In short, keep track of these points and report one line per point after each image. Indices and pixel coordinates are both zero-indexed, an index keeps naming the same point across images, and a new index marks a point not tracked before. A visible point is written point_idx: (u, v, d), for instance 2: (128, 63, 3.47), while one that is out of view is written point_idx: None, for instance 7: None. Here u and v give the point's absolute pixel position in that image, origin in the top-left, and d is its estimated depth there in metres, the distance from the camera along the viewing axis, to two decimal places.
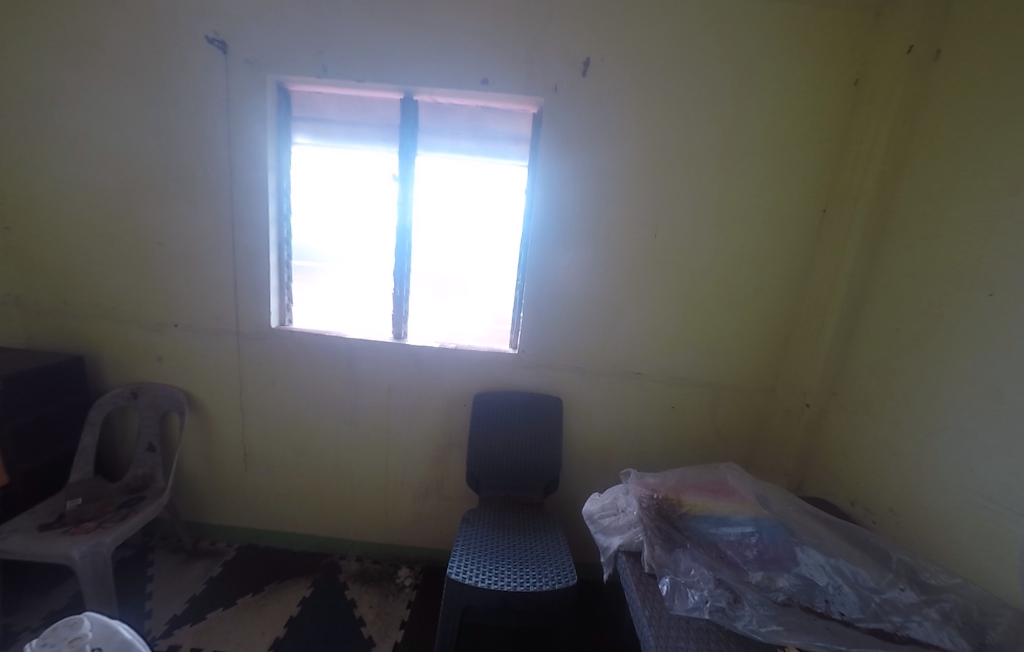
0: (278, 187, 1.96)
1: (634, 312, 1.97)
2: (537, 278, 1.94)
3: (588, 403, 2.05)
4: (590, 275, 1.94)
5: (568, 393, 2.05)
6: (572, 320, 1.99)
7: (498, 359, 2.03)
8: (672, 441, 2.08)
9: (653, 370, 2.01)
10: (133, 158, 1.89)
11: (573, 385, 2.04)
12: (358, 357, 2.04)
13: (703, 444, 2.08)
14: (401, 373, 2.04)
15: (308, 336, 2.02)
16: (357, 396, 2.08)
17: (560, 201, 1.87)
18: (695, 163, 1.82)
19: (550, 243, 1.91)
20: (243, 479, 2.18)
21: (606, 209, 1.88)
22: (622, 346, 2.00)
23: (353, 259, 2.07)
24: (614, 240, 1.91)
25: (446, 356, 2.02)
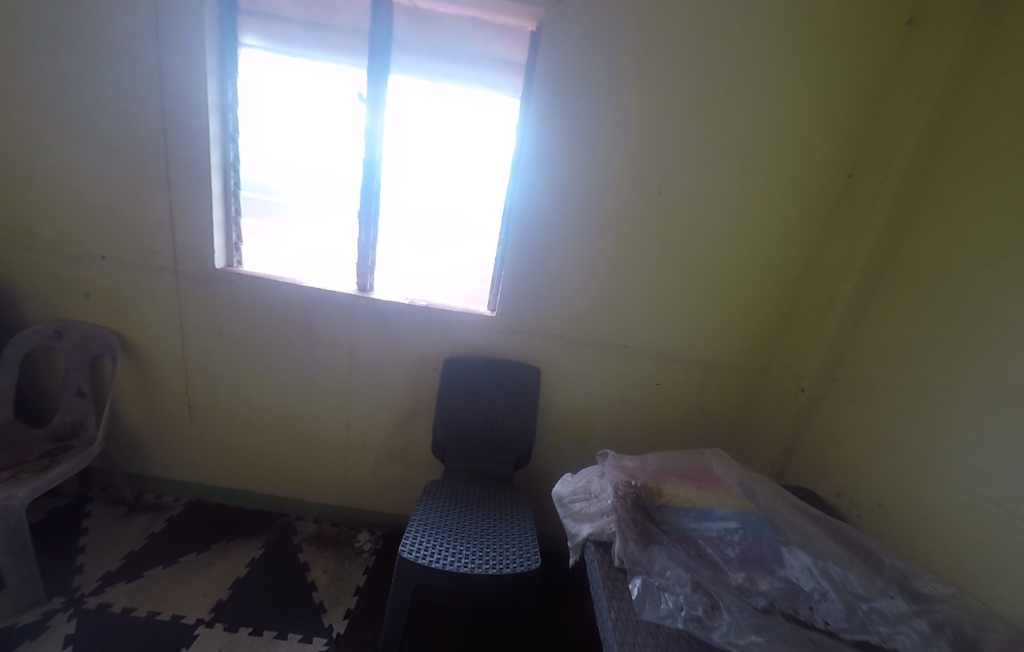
0: (221, 99, 1.63)
1: (628, 280, 1.77)
2: (523, 234, 1.71)
3: (569, 375, 1.89)
4: (583, 233, 1.71)
5: (549, 363, 1.88)
6: (559, 283, 1.78)
7: (474, 321, 1.83)
8: (654, 420, 1.95)
9: (642, 344, 1.84)
10: (35, 42, 1.52)
11: (555, 355, 1.86)
12: (317, 309, 1.81)
13: (686, 425, 1.96)
14: (366, 330, 1.83)
15: (260, 281, 1.77)
16: (315, 352, 1.87)
17: (556, 142, 1.60)
18: (717, 108, 1.56)
19: (541, 192, 1.66)
20: (189, 433, 2.00)
21: (609, 156, 1.62)
22: (611, 316, 1.81)
23: (314, 194, 1.79)
24: (614, 195, 1.67)
25: (416, 313, 1.81)
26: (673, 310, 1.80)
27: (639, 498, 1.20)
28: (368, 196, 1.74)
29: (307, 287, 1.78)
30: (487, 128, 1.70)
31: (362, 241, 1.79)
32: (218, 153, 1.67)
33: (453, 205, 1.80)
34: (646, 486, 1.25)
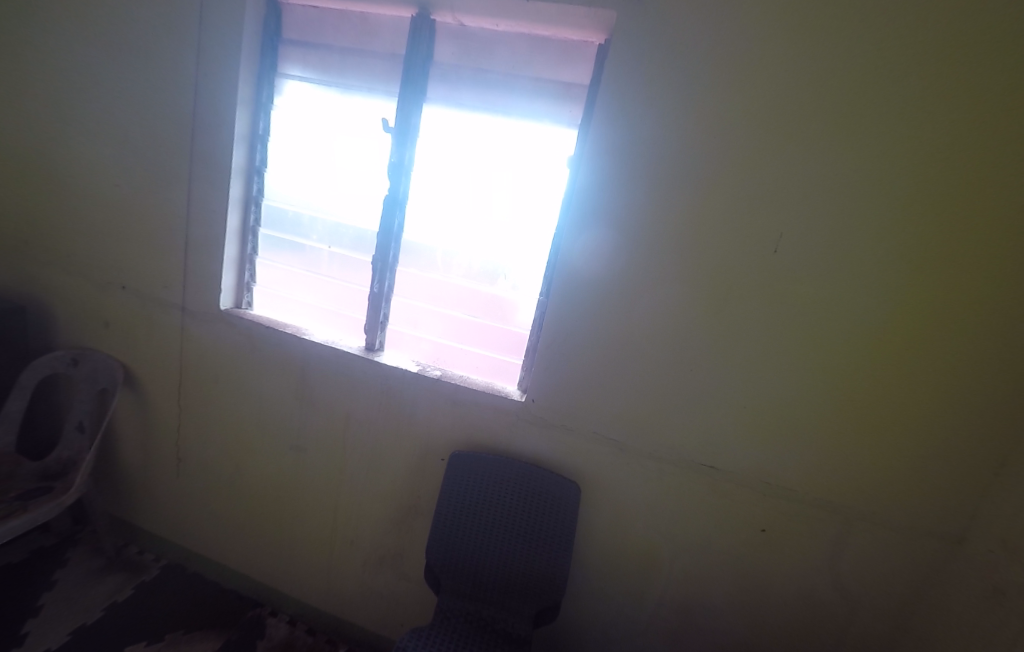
0: (251, 131, 1.51)
1: (718, 368, 1.23)
2: (570, 293, 1.30)
3: (622, 492, 1.34)
4: (653, 298, 1.24)
5: (595, 472, 1.34)
6: (614, 363, 1.30)
7: (497, 402, 1.40)
8: (750, 578, 1.30)
9: (736, 464, 1.25)
10: (97, 74, 1.53)
11: (604, 462, 1.34)
12: (315, 365, 1.51)
13: (806, 598, 1.28)
14: (367, 398, 1.50)
15: (259, 329, 1.53)
16: (308, 417, 1.55)
17: (623, 177, 1.19)
18: (889, 128, 1.01)
19: (598, 241, 1.24)
20: (176, 488, 1.77)
21: (699, 197, 1.16)
22: (690, 416, 1.26)
23: (331, 234, 1.55)
24: (703, 249, 1.18)
25: (424, 385, 1.44)
26: (786, 420, 1.21)
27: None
28: (385, 239, 1.47)
29: (307, 340, 1.50)
30: (535, 161, 1.35)
31: (375, 290, 1.51)
32: (241, 186, 1.53)
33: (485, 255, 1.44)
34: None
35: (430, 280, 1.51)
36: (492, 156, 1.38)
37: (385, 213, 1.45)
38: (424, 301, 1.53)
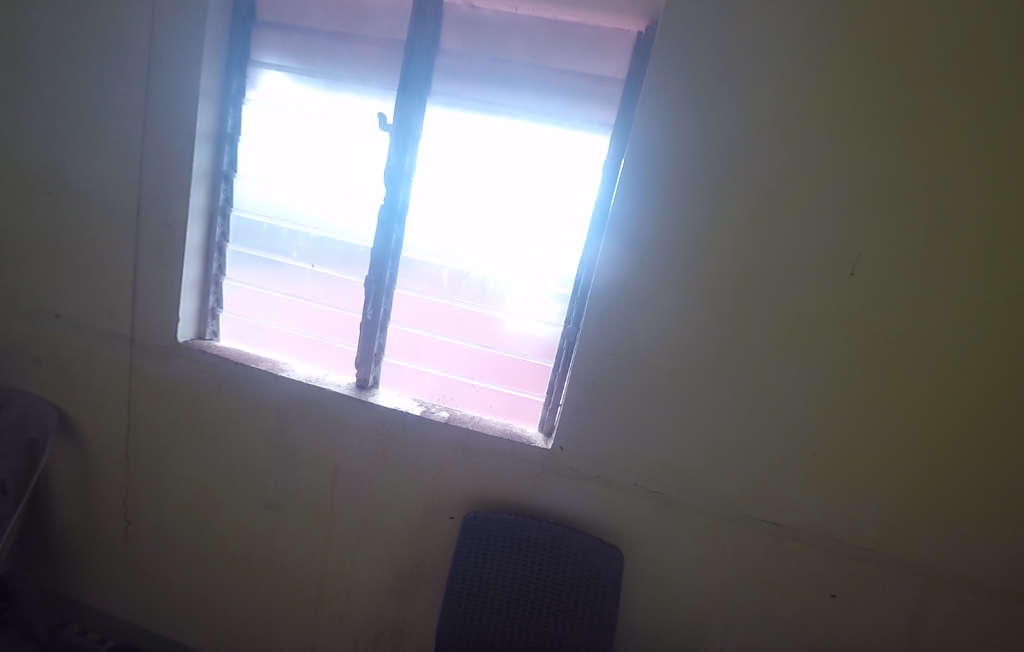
0: (218, 129, 1.27)
1: (778, 409, 1.06)
2: (604, 322, 1.10)
3: (664, 552, 1.15)
4: (703, 329, 1.06)
5: (634, 530, 1.16)
6: (656, 404, 1.11)
7: (516, 449, 1.19)
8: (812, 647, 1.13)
9: (798, 518, 1.08)
10: (25, 58, 1.26)
11: (644, 518, 1.15)
12: (296, 409, 1.26)
13: None
14: (360, 446, 1.26)
15: (227, 366, 1.27)
16: (287, 470, 1.30)
17: (670, 188, 1.01)
18: (988, 132, 0.86)
19: (639, 263, 1.06)
20: (123, 556, 1.46)
21: (759, 212, 0.98)
22: (745, 464, 1.09)
23: (315, 250, 1.32)
24: (764, 273, 1.01)
25: (428, 431, 1.22)
26: (857, 469, 1.04)
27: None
28: (381, 258, 1.25)
29: (286, 379, 1.25)
30: (561, 171, 1.17)
31: (367, 318, 1.29)
32: (205, 195, 1.28)
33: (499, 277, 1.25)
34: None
35: (432, 306, 1.31)
36: (511, 163, 1.19)
37: (380, 228, 1.23)
38: (425, 331, 1.32)
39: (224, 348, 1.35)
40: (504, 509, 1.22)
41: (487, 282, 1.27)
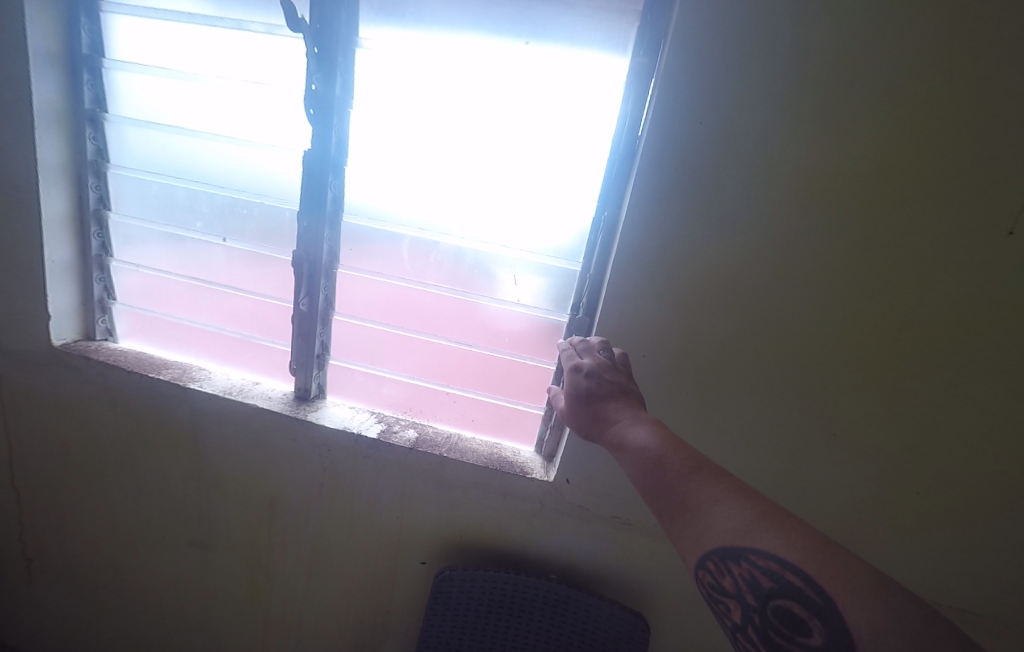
0: (68, 48, 0.89)
1: (875, 430, 0.76)
2: (633, 315, 0.78)
3: (694, 603, 0.91)
4: (777, 321, 0.74)
5: (657, 577, 0.91)
6: (699, 425, 0.81)
7: (505, 482, 0.90)
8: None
9: (875, 566, 0.83)
10: None
11: (670, 564, 0.89)
12: (215, 431, 0.97)
13: None
14: (302, 477, 0.97)
15: (120, 378, 0.96)
16: (213, 505, 1.02)
17: (727, 113, 0.67)
18: None
19: (681, 230, 0.72)
20: (24, 608, 1.19)
21: (871, 145, 0.65)
22: (815, 501, 0.81)
23: (226, 219, 0.98)
24: (871, 238, 0.68)
25: (388, 460, 0.92)
26: (977, 513, 0.76)
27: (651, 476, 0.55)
28: (312, 228, 0.90)
29: (197, 392, 0.95)
30: (558, 98, 0.83)
31: (301, 311, 0.95)
32: (64, 143, 0.92)
33: (479, 251, 0.93)
34: (769, 536, 0.47)
35: (390, 292, 0.98)
36: (491, 93, 0.84)
37: (305, 185, 0.87)
38: (382, 324, 0.99)
39: (121, 351, 1.04)
40: (489, 555, 0.94)
41: (461, 258, 0.94)
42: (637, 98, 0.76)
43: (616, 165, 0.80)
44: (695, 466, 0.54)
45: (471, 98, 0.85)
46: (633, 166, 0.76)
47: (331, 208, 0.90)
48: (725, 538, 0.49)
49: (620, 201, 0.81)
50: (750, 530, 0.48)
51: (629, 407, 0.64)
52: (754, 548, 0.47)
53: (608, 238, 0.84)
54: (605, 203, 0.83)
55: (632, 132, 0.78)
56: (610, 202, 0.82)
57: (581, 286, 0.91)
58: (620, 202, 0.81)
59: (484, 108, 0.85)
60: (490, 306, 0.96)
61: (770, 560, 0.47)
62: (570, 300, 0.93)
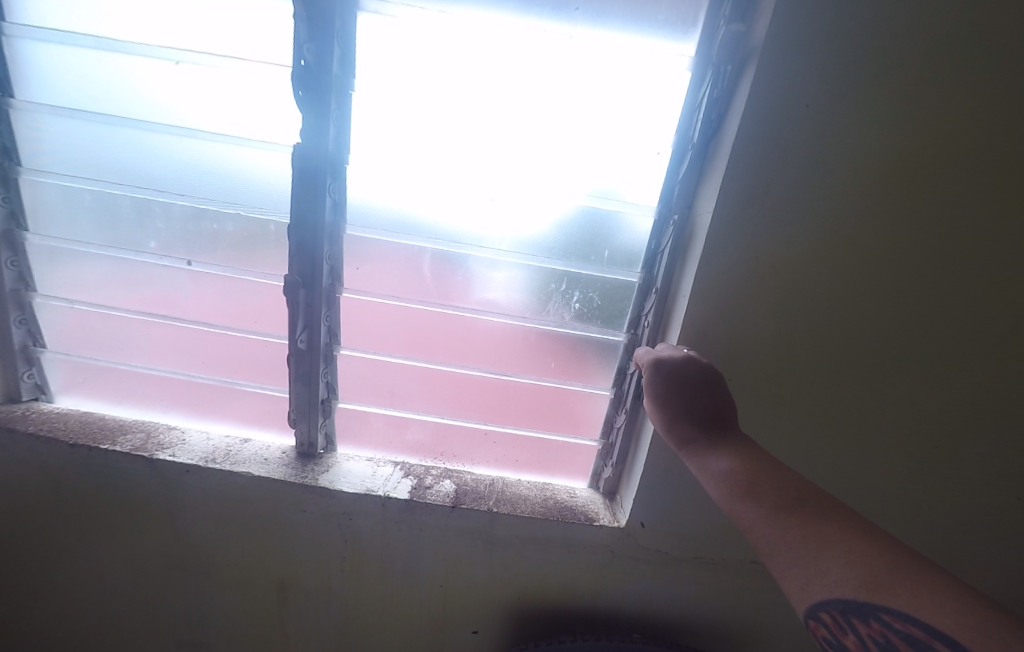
0: None
1: (980, 443, 0.70)
2: (724, 345, 0.66)
3: (781, 638, 0.83)
4: (881, 337, 0.65)
5: (742, 618, 0.81)
6: (791, 453, 0.72)
7: (569, 535, 0.76)
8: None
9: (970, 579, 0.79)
10: None
11: (759, 602, 0.80)
12: (198, 506, 0.77)
13: None
14: (318, 551, 0.79)
15: (62, 453, 0.75)
16: (207, 591, 0.82)
17: (840, 96, 0.56)
18: None
19: (784, 239, 0.61)
20: None
21: (1002, 137, 0.56)
22: (913, 521, 0.76)
23: (189, 235, 0.76)
24: (996, 238, 0.59)
25: (425, 523, 0.76)
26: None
27: (747, 502, 0.42)
28: (305, 248, 0.70)
29: (167, 463, 0.75)
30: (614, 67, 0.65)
31: (299, 349, 0.75)
32: None
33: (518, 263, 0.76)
34: (908, 595, 0.33)
35: (410, 316, 0.80)
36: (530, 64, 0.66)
37: (296, 191, 0.67)
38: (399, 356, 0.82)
39: (61, 414, 0.82)
40: (552, 613, 0.82)
41: (496, 271, 0.77)
42: (719, 74, 0.60)
43: (690, 158, 0.65)
44: (800, 499, 0.41)
45: (503, 70, 0.66)
46: (717, 159, 0.61)
47: (317, 220, 0.69)
48: (845, 591, 0.36)
49: (693, 202, 0.66)
50: (876, 585, 0.35)
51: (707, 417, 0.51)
52: (884, 607, 0.34)
53: (681, 246, 0.68)
54: (672, 204, 0.68)
55: (714, 117, 0.61)
56: (681, 201, 0.67)
57: (644, 292, 0.75)
58: (693, 202, 0.66)
59: (519, 81, 0.67)
60: (533, 327, 0.80)
61: (908, 624, 0.33)
62: (631, 316, 0.77)
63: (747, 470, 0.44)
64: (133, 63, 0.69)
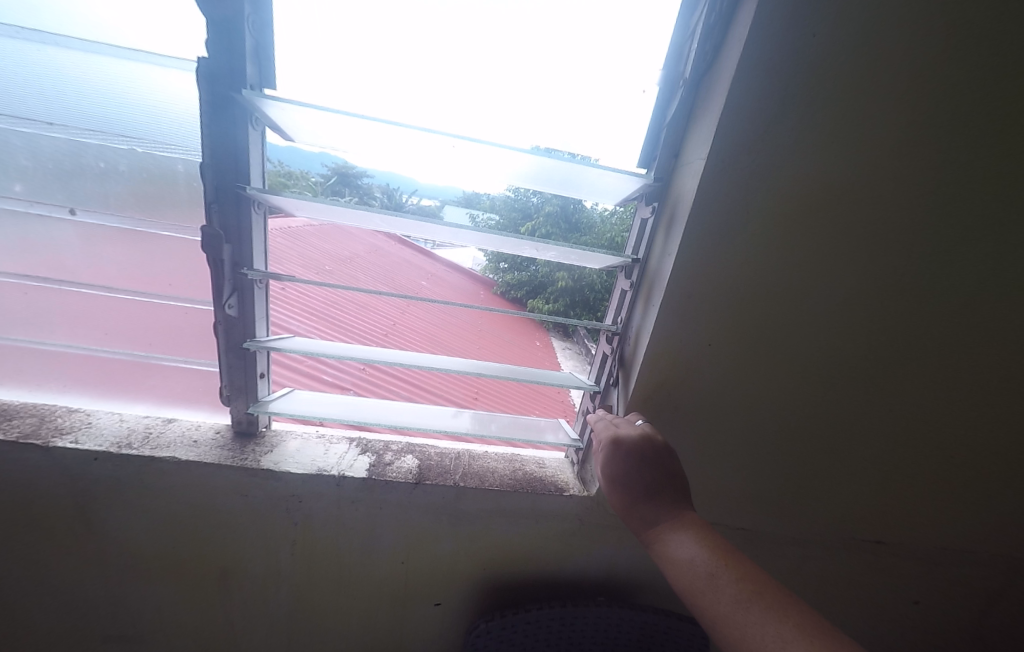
0: None
1: (919, 393, 0.75)
2: (700, 305, 0.64)
3: None
4: (845, 298, 0.66)
5: None
6: (755, 414, 0.74)
7: (538, 505, 0.74)
8: (870, 635, 1.02)
9: (894, 520, 0.87)
10: None
11: None
12: (112, 497, 0.67)
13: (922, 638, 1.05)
14: (263, 538, 0.72)
15: None
16: (133, 586, 0.74)
17: (826, 43, 0.54)
18: None
19: (766, 193, 0.59)
20: None
21: (964, 100, 0.57)
22: (856, 471, 0.81)
23: (59, 175, 0.61)
24: (951, 197, 0.62)
25: (385, 502, 0.71)
26: (979, 455, 0.83)
27: (709, 594, 0.46)
28: (230, 195, 0.59)
29: (69, 451, 0.63)
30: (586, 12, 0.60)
31: (227, 318, 0.64)
32: None
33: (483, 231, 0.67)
34: None
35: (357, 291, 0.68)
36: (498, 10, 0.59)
37: (213, 122, 0.55)
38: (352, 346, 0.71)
39: None
40: (518, 581, 0.81)
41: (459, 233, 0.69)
42: None
43: (680, 96, 0.61)
44: (748, 584, 0.46)
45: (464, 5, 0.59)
46: (710, 99, 0.57)
47: (239, 186, 0.58)
48: None
49: (680, 149, 0.63)
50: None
51: (663, 499, 0.55)
52: None
53: (663, 211, 0.65)
54: (659, 149, 0.65)
55: (709, 49, 0.58)
56: (668, 148, 0.64)
57: (626, 274, 0.73)
58: (680, 150, 0.63)
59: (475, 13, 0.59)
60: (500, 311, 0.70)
61: None
62: (615, 302, 0.75)
63: (704, 558, 0.49)
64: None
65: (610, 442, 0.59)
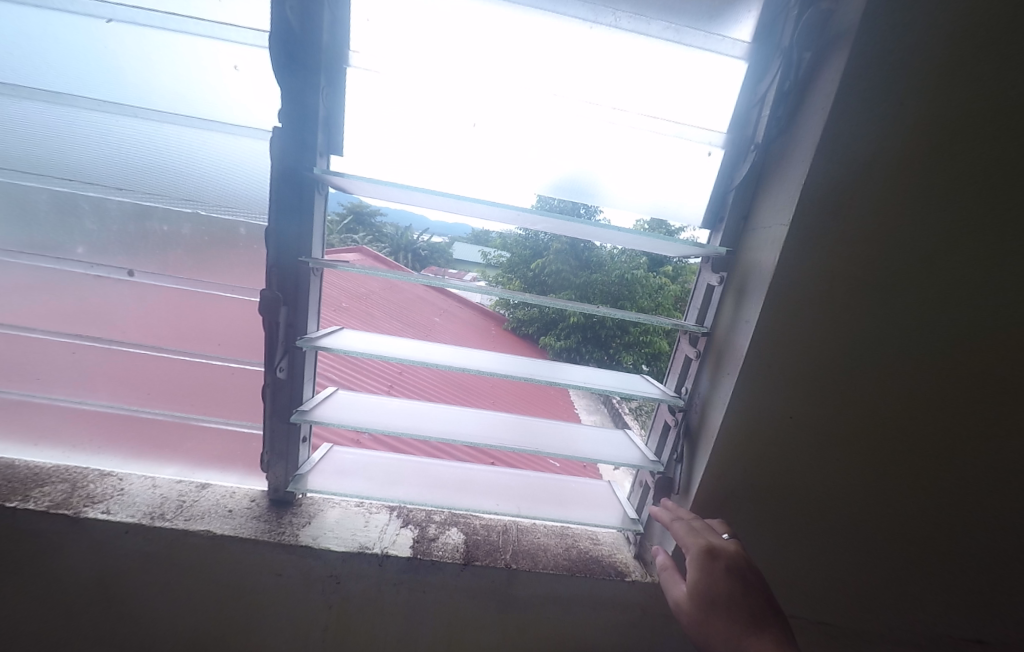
0: None
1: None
2: (784, 376, 0.58)
3: None
4: (946, 367, 0.59)
5: None
6: (841, 494, 0.65)
7: (597, 591, 0.67)
8: None
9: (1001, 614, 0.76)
10: None
11: None
12: (139, 575, 0.61)
13: None
14: (294, 624, 0.65)
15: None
16: None
17: (930, 105, 0.50)
18: None
19: (858, 258, 0.54)
20: None
21: None
22: (954, 559, 0.71)
23: (123, 237, 0.61)
24: None
25: (431, 585, 0.64)
26: None
27: None
28: (286, 256, 0.57)
29: (101, 524, 0.59)
30: (649, 80, 0.60)
31: (277, 380, 0.61)
32: None
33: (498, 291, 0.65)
34: None
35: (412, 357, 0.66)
36: (563, 81, 0.59)
37: (277, 187, 0.54)
38: (408, 416, 0.68)
39: None
40: None
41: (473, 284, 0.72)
42: (794, 61, 0.53)
43: (752, 160, 0.58)
44: None
45: (530, 71, 0.59)
46: (788, 164, 0.54)
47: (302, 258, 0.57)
48: None
49: (750, 212, 0.60)
50: None
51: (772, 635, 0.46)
52: None
53: (733, 280, 0.61)
54: (726, 210, 0.62)
55: (782, 115, 0.55)
56: (736, 210, 0.61)
57: (691, 340, 0.68)
58: (750, 212, 0.60)
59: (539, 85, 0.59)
60: (557, 384, 0.67)
61: None
62: (678, 367, 0.71)
63: None
64: (50, 12, 0.54)
65: (706, 553, 0.51)
